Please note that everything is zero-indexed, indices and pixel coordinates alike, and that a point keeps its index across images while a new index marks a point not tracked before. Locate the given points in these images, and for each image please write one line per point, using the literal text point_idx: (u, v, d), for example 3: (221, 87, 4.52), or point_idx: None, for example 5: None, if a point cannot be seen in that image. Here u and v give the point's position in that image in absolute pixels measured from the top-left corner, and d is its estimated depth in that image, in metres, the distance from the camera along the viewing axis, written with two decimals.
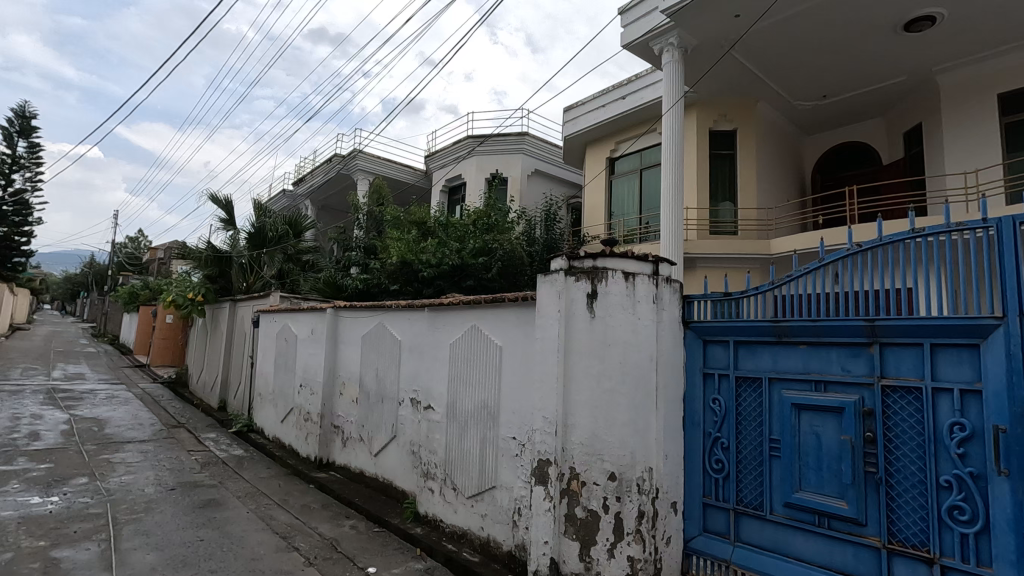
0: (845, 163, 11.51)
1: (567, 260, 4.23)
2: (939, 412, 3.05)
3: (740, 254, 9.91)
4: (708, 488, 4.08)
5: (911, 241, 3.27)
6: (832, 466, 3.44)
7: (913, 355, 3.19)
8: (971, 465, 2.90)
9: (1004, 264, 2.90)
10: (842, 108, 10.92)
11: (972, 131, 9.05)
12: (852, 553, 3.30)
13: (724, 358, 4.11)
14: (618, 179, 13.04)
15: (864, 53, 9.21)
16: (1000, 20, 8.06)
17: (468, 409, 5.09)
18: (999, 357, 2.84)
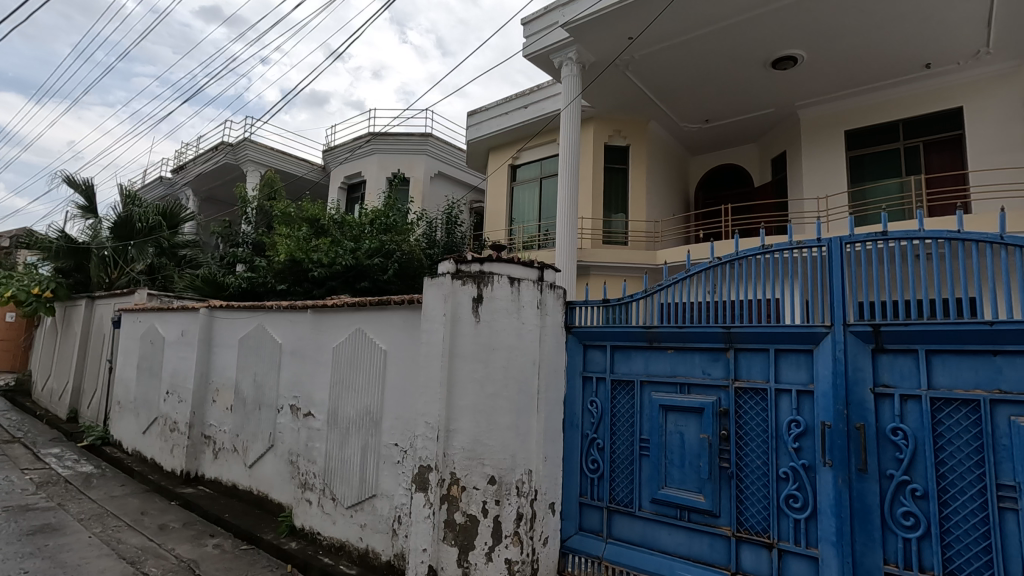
0: (724, 183, 12.57)
1: (454, 264, 4.22)
2: (780, 410, 3.40)
3: (628, 263, 10.45)
4: (584, 487, 4.22)
5: (762, 257, 3.62)
6: (692, 463, 3.70)
7: (761, 358, 3.53)
8: (804, 457, 3.26)
9: (833, 278, 3.31)
10: (721, 133, 11.91)
11: (824, 161, 10.28)
12: (708, 543, 3.57)
13: (602, 361, 4.29)
14: (519, 187, 13.30)
15: (739, 84, 10.12)
16: (847, 65, 9.25)
17: (350, 416, 4.89)
18: (826, 361, 3.23)
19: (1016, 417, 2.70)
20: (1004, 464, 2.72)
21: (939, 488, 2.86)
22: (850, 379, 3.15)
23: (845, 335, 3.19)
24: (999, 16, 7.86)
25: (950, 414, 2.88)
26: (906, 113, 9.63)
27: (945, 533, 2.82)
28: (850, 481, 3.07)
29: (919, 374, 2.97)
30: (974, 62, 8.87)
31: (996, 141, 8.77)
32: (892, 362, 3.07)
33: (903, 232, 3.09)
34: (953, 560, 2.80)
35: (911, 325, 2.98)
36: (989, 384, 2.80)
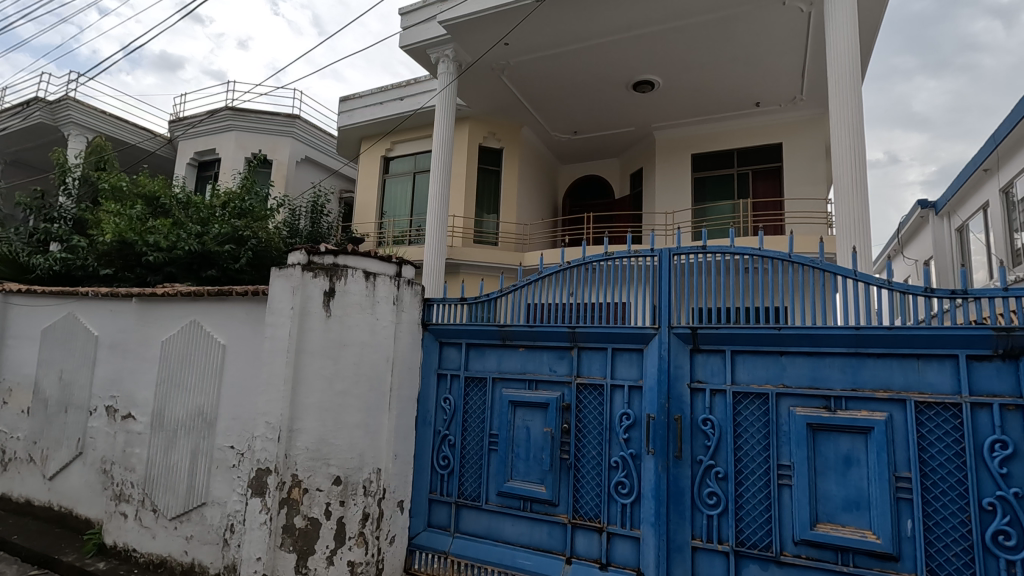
0: (588, 193, 13.37)
1: (306, 255, 3.99)
2: (614, 404, 3.71)
3: (496, 263, 10.67)
4: (434, 484, 4.24)
5: (604, 263, 3.89)
6: (536, 455, 3.90)
7: (600, 356, 3.82)
8: (632, 446, 3.59)
9: (662, 285, 3.67)
10: (587, 145, 12.64)
11: (674, 180, 11.37)
12: (547, 531, 3.79)
13: (456, 358, 4.34)
14: (391, 180, 12.97)
15: (604, 101, 10.84)
16: (693, 95, 10.34)
17: (179, 418, 4.42)
18: (653, 359, 3.58)
19: (795, 407, 3.23)
20: (784, 447, 3.23)
21: (736, 470, 3.31)
22: (671, 376, 3.53)
23: (669, 336, 3.57)
24: (809, 69, 9.31)
25: (747, 405, 3.36)
26: (740, 143, 11.01)
27: (739, 508, 3.28)
28: (668, 467, 3.44)
29: (725, 371, 3.43)
30: (792, 105, 10.42)
31: (804, 176, 10.37)
32: (705, 361, 3.51)
33: (718, 247, 3.52)
34: (744, 530, 3.26)
35: (722, 328, 3.42)
36: (776, 379, 3.31)
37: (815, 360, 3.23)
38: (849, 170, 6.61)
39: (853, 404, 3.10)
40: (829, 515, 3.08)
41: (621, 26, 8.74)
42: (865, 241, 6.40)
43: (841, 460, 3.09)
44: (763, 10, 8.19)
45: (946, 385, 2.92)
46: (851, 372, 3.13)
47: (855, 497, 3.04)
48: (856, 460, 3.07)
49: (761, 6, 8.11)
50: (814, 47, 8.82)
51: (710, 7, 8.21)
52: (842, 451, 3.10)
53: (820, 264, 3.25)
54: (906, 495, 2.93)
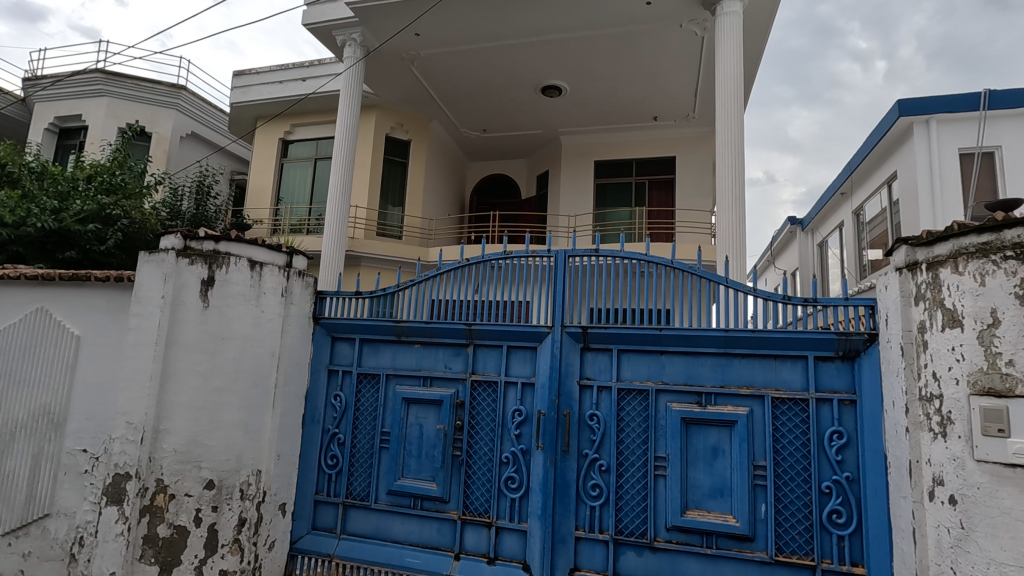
0: (495, 192, 13.45)
1: (182, 239, 3.69)
2: (507, 401, 3.78)
3: (399, 257, 10.41)
4: (321, 485, 4.07)
5: (502, 262, 3.94)
6: (428, 452, 3.87)
7: (495, 353, 3.87)
8: (523, 442, 3.68)
9: (557, 285, 3.78)
10: (496, 144, 12.71)
11: (578, 184, 11.77)
12: (436, 528, 3.78)
13: (349, 354, 4.19)
14: (289, 164, 12.22)
15: (513, 102, 10.98)
16: (597, 104, 10.77)
17: (17, 418, 3.86)
18: (546, 357, 3.69)
19: (671, 403, 3.47)
20: (661, 440, 3.46)
21: (618, 462, 3.51)
22: (562, 373, 3.66)
23: (562, 335, 3.69)
24: (701, 90, 10.05)
25: (630, 401, 3.56)
26: (639, 154, 11.64)
27: (619, 499, 3.47)
28: (556, 461, 3.57)
29: (612, 368, 3.62)
30: (685, 122, 11.20)
31: (694, 188, 11.17)
32: (594, 359, 3.68)
33: (609, 251, 3.69)
34: (623, 519, 3.46)
35: (609, 328, 3.60)
36: (656, 376, 3.54)
37: (690, 359, 3.50)
38: (730, 185, 7.21)
39: (721, 400, 3.39)
40: (697, 502, 3.34)
41: (531, 31, 8.91)
42: (740, 251, 7.03)
43: (710, 451, 3.37)
44: (662, 31, 8.72)
45: (797, 382, 3.29)
46: (720, 370, 3.43)
47: (720, 485, 3.32)
48: (722, 451, 3.35)
49: (660, 27, 8.63)
50: (706, 70, 9.53)
51: (615, 22, 8.60)
52: (710, 442, 3.38)
53: (699, 270, 3.51)
54: (761, 482, 3.25)
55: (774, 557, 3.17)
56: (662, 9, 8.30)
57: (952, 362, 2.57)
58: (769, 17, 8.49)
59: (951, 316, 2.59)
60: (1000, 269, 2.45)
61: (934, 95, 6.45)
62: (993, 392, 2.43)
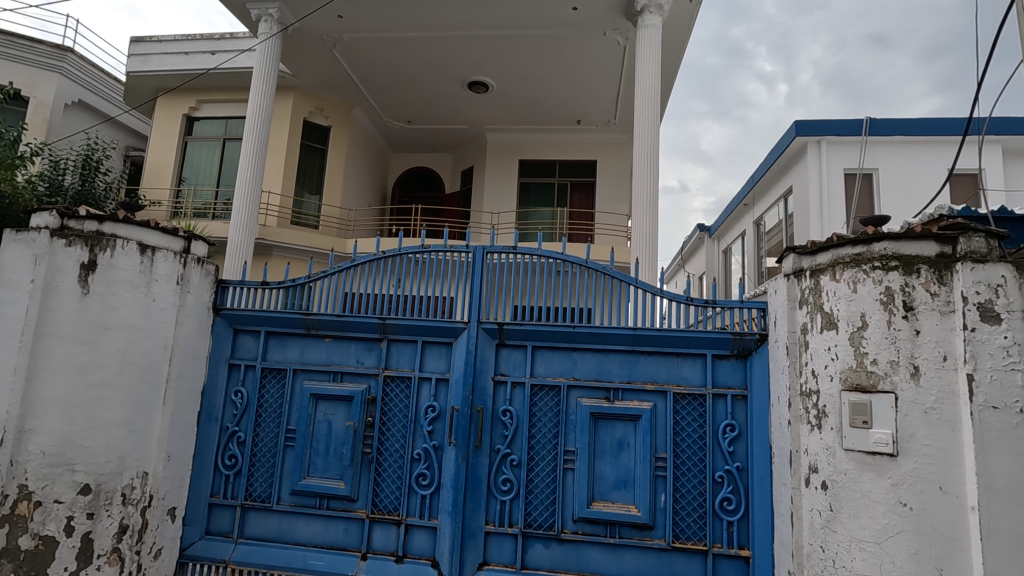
0: (419, 185, 13.21)
1: (58, 217, 3.31)
2: (420, 397, 3.73)
3: (314, 247, 9.97)
4: (217, 486, 3.81)
5: (420, 256, 3.87)
6: (336, 450, 3.74)
7: (410, 349, 3.81)
8: (436, 438, 3.65)
9: (475, 281, 3.78)
10: (420, 137, 12.48)
11: (502, 182, 11.81)
12: (343, 528, 3.66)
13: (253, 348, 3.95)
14: (194, 143, 11.33)
15: (439, 95, 10.84)
16: (523, 103, 10.88)
17: None
18: (461, 353, 3.68)
19: (582, 398, 3.58)
20: (570, 435, 3.56)
21: (529, 457, 3.57)
22: (476, 369, 3.66)
23: (478, 331, 3.69)
24: (622, 97, 10.43)
25: (542, 397, 3.64)
26: (562, 155, 11.89)
27: (529, 492, 3.54)
28: (468, 456, 3.57)
29: (526, 364, 3.67)
30: (607, 127, 11.58)
31: (613, 192, 11.58)
32: (509, 355, 3.72)
33: (526, 248, 3.73)
34: (532, 512, 3.52)
35: (524, 325, 3.65)
36: (568, 373, 3.64)
37: (601, 356, 3.62)
38: (645, 191, 7.55)
39: (627, 395, 3.54)
40: (603, 494, 3.47)
41: (459, 24, 8.83)
42: (653, 254, 7.38)
43: (616, 445, 3.51)
44: (586, 37, 8.96)
45: (697, 378, 3.50)
46: (628, 367, 3.58)
47: (624, 477, 3.47)
48: (627, 445, 3.50)
49: (585, 33, 8.86)
50: (627, 79, 9.91)
51: (541, 24, 8.73)
52: (617, 436, 3.51)
53: (611, 270, 3.63)
54: (662, 473, 3.43)
55: (671, 543, 3.35)
56: (587, 15, 8.52)
57: (828, 360, 2.84)
58: (686, 34, 8.96)
59: (828, 319, 2.86)
60: (869, 277, 2.74)
61: (825, 119, 7.10)
62: (860, 388, 2.70)
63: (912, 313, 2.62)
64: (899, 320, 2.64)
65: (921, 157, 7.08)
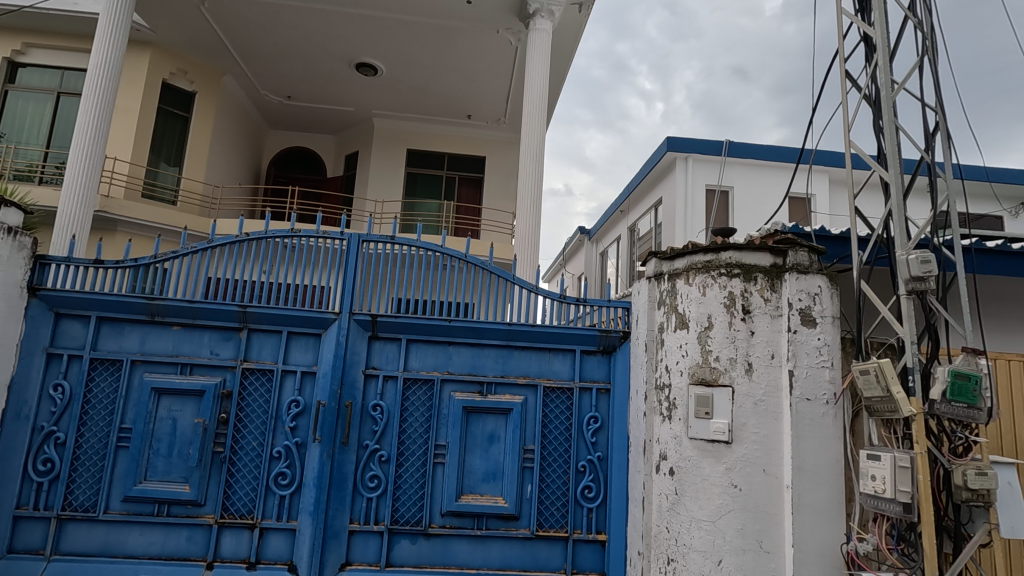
0: (297, 166, 12.37)
1: None
2: (283, 391, 3.50)
3: (169, 225, 8.93)
4: (26, 497, 3.26)
5: (288, 241, 3.62)
6: (181, 451, 3.38)
7: (273, 340, 3.55)
8: (299, 435, 3.45)
9: (348, 270, 3.61)
10: (300, 115, 11.68)
11: (387, 170, 11.41)
12: (186, 536, 3.32)
13: (81, 335, 3.43)
14: (17, 93, 9.60)
15: (323, 73, 10.23)
16: (413, 92, 10.63)
17: None
18: (330, 344, 3.51)
19: (455, 392, 3.58)
20: (442, 429, 3.55)
21: (398, 452, 3.50)
22: (346, 362, 3.51)
23: (349, 322, 3.54)
24: (512, 97, 10.62)
25: (415, 391, 3.58)
26: (451, 149, 11.81)
27: (397, 488, 3.47)
28: (333, 453, 3.41)
29: (399, 358, 3.59)
30: (496, 125, 11.72)
31: (500, 190, 11.74)
32: (382, 348, 3.61)
33: (405, 239, 3.64)
34: (399, 509, 3.46)
35: (399, 318, 3.56)
36: (442, 366, 3.61)
37: (475, 350, 3.64)
38: (529, 190, 7.75)
39: (500, 389, 3.60)
40: (472, 487, 3.50)
41: None
42: (534, 253, 7.59)
43: (486, 438, 3.55)
44: (479, 33, 8.98)
45: (566, 373, 3.66)
46: (502, 361, 3.64)
47: (493, 469, 3.52)
48: (497, 438, 3.56)
49: (477, 29, 8.88)
50: (517, 80, 10.10)
51: (434, 13, 8.59)
52: (488, 429, 3.56)
53: (489, 266, 3.66)
54: (529, 464, 3.54)
55: (535, 532, 3.47)
56: (481, 11, 8.53)
57: (679, 357, 3.10)
58: (573, 43, 9.34)
59: (681, 319, 3.13)
60: (716, 283, 3.03)
61: (691, 137, 7.78)
62: (704, 381, 2.97)
63: (749, 316, 2.95)
64: (738, 321, 2.95)
65: (767, 180, 8.05)
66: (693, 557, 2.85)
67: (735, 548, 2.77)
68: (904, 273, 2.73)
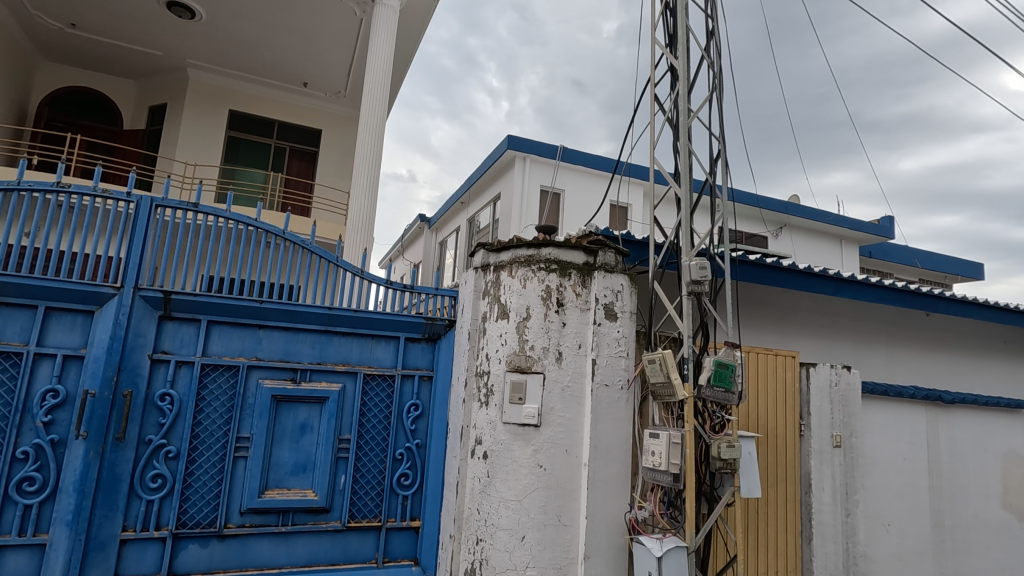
0: (81, 111, 10.21)
1: None
2: (36, 379, 2.88)
3: None
4: None
5: (52, 197, 2.99)
6: None
7: (23, 317, 2.90)
8: (55, 431, 2.87)
9: (135, 238, 3.10)
10: (89, 49, 9.69)
11: (202, 129, 10.02)
12: None
13: None
14: None
15: (122, 4, 8.60)
16: (239, 46, 9.49)
17: None
18: (106, 325, 2.97)
19: (263, 380, 3.29)
20: (246, 420, 3.24)
21: (190, 447, 3.11)
22: (126, 345, 3.02)
23: (133, 298, 3.04)
24: (353, 71, 10.09)
25: (215, 378, 3.21)
26: (282, 116, 10.82)
27: (186, 488, 3.08)
28: (103, 452, 2.91)
29: (196, 341, 3.18)
30: (334, 98, 11.04)
31: (335, 167, 11.08)
32: (175, 330, 3.17)
33: (210, 208, 3.23)
34: (188, 510, 3.08)
35: (200, 296, 3.16)
36: (250, 352, 3.29)
37: (290, 335, 3.39)
38: (366, 171, 7.43)
39: (315, 376, 3.40)
40: (278, 481, 3.25)
41: None
42: (367, 239, 7.30)
43: (297, 428, 3.33)
44: None
45: (388, 360, 3.59)
46: (319, 347, 3.43)
47: (303, 461, 3.32)
48: (310, 428, 3.36)
49: None
50: (360, 53, 9.62)
51: None
52: (299, 419, 3.34)
53: (311, 245, 3.41)
54: (344, 454, 3.40)
55: (347, 524, 3.35)
56: None
57: (498, 345, 3.22)
58: (421, 27, 9.17)
59: (502, 310, 3.26)
60: (536, 276, 3.20)
61: (529, 139, 8.13)
62: (520, 368, 3.14)
63: (562, 309, 3.17)
64: (553, 313, 3.16)
65: (592, 187, 8.78)
66: (500, 536, 3.00)
67: (537, 524, 2.97)
68: (686, 276, 3.18)
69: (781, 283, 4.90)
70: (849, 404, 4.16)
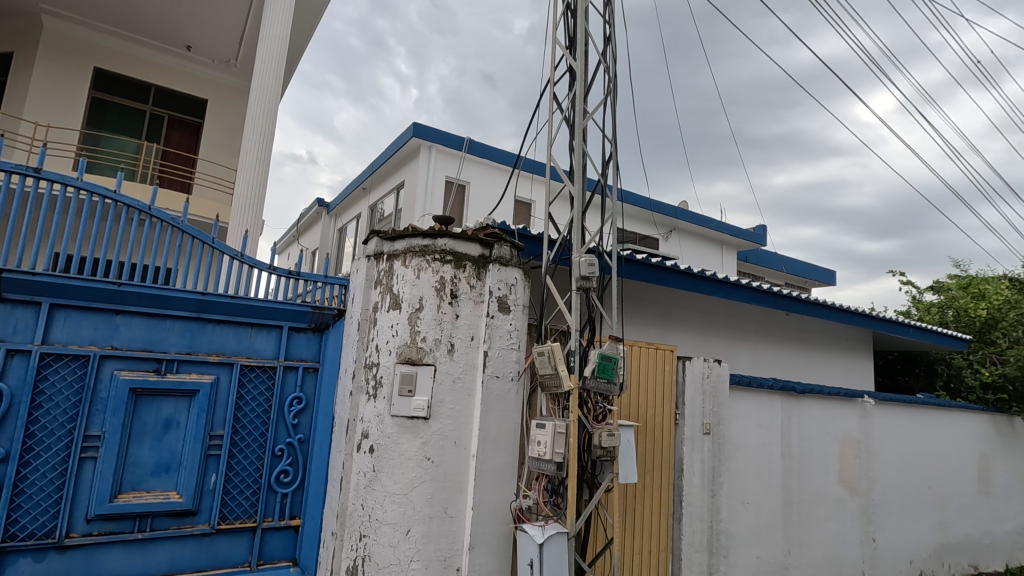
0: None
1: None
2: None
3: None
4: None
5: None
6: None
7: None
8: None
9: None
10: None
11: (59, 85, 8.75)
12: None
13: None
14: None
15: None
16: None
17: None
18: None
19: (119, 371, 2.95)
20: (96, 416, 2.89)
21: (24, 448, 2.72)
22: None
23: None
24: (245, 39, 9.33)
25: (58, 369, 2.83)
26: (159, 80, 9.73)
27: (17, 494, 2.70)
28: None
29: (35, 328, 2.78)
30: (222, 66, 10.14)
31: (222, 142, 10.20)
32: (7, 314, 2.74)
33: (56, 174, 2.82)
34: (19, 520, 2.70)
35: (40, 276, 2.75)
36: (104, 340, 2.93)
37: (154, 321, 3.06)
38: (256, 147, 6.89)
39: (184, 368, 3.11)
40: (134, 483, 2.93)
41: None
42: (255, 220, 6.77)
43: (161, 424, 3.03)
44: None
45: (269, 350, 3.37)
46: (188, 336, 3.14)
47: (167, 461, 3.02)
48: (175, 423, 3.07)
49: None
50: (253, 21, 8.92)
51: None
52: (163, 415, 3.04)
53: (181, 224, 3.10)
54: (215, 452, 3.15)
55: (216, 526, 3.10)
56: None
57: (389, 336, 3.13)
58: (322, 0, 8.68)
59: (394, 300, 3.17)
60: (430, 267, 3.15)
61: (436, 128, 7.98)
62: (410, 360, 3.07)
63: (455, 301, 3.15)
64: (446, 305, 3.13)
65: (496, 181, 8.82)
66: (384, 531, 2.92)
67: (423, 517, 2.93)
68: (576, 272, 3.29)
69: (666, 282, 5.24)
70: (718, 394, 4.54)
